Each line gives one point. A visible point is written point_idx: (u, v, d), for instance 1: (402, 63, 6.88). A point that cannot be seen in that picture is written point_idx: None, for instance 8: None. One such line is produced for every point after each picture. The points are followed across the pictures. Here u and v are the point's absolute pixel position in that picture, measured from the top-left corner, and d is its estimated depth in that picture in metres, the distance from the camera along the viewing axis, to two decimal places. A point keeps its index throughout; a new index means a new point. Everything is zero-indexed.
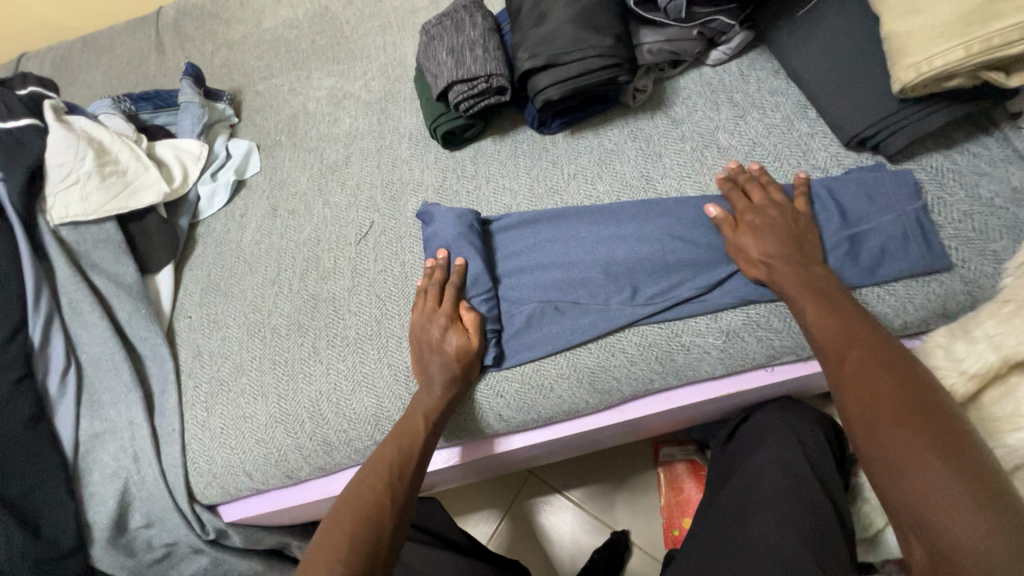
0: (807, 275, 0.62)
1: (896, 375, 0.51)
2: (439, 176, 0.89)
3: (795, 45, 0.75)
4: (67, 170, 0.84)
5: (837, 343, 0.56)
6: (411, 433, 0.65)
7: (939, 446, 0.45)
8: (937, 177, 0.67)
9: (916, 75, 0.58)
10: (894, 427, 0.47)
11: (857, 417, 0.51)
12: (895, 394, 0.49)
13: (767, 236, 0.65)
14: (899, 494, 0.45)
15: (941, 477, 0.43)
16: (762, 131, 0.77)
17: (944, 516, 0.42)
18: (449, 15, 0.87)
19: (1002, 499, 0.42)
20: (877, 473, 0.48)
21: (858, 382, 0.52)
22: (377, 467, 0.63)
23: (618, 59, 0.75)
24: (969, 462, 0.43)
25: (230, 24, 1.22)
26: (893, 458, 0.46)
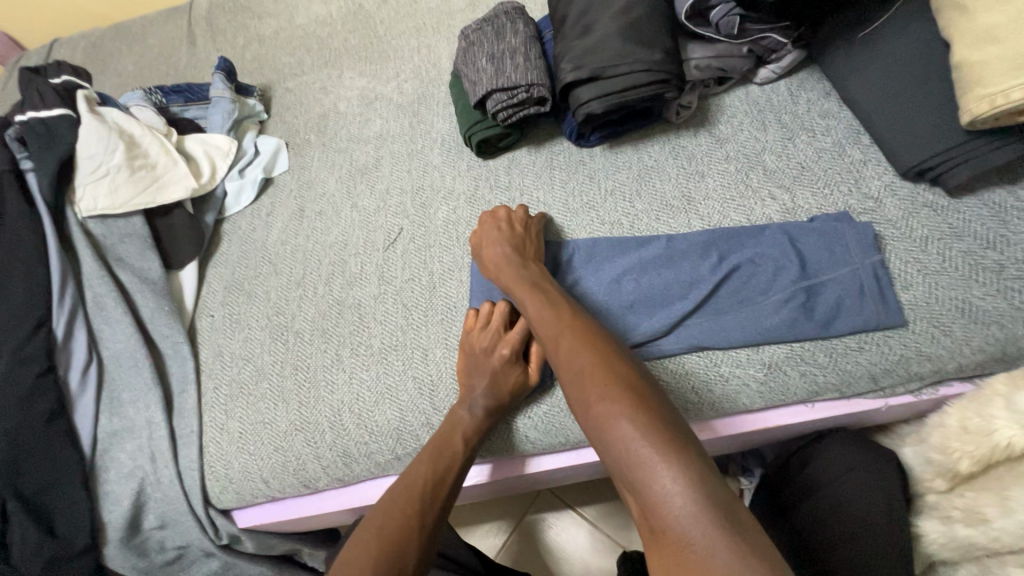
0: (525, 270, 0.69)
1: (596, 352, 0.56)
2: (471, 185, 0.87)
3: (851, 68, 0.72)
4: (98, 163, 0.83)
5: (549, 328, 0.61)
6: (448, 461, 0.64)
7: (637, 419, 0.48)
8: (999, 215, 0.64)
9: (990, 108, 0.55)
10: (603, 402, 0.51)
11: (573, 398, 0.55)
12: (592, 372, 0.54)
13: (496, 245, 0.72)
14: (619, 465, 0.48)
15: (643, 447, 0.46)
16: (811, 155, 0.74)
17: (650, 477, 0.45)
18: (490, 21, 0.85)
19: (710, 476, 0.45)
20: (599, 444, 0.51)
21: (565, 367, 0.57)
22: (391, 501, 0.60)
23: (666, 75, 0.72)
24: (680, 441, 0.47)
25: (263, 18, 1.21)
26: (604, 431, 0.50)
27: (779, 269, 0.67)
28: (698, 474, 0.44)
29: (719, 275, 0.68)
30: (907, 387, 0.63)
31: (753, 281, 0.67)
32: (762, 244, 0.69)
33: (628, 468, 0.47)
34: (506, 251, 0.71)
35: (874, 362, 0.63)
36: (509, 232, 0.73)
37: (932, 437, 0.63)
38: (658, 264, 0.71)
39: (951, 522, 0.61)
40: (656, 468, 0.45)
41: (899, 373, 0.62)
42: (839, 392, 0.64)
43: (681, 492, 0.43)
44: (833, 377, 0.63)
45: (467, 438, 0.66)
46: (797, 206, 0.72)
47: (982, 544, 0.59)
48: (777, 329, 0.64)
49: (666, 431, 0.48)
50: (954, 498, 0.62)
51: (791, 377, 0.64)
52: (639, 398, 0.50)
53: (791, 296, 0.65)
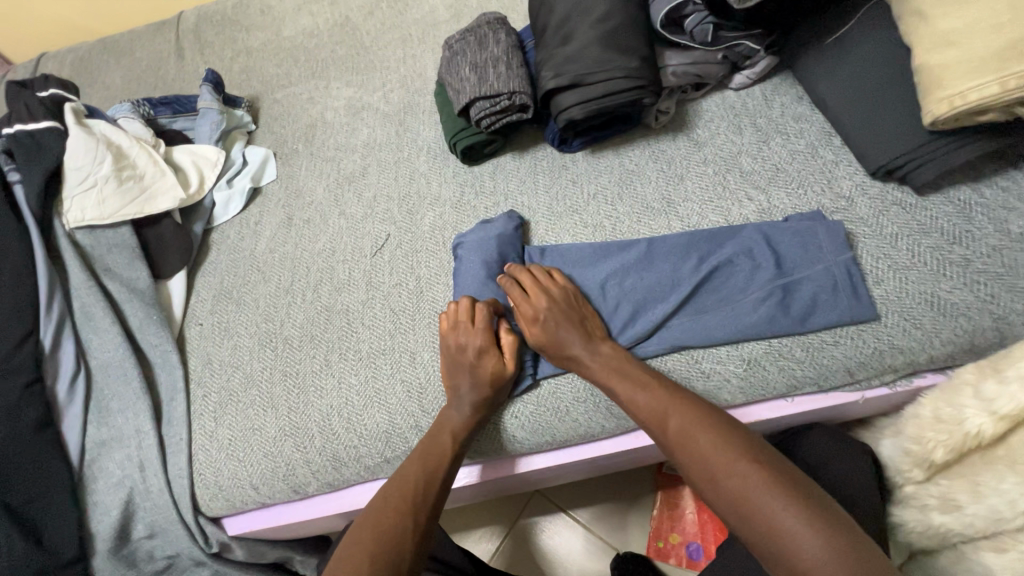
0: (592, 325, 0.68)
1: (711, 428, 0.56)
2: (456, 191, 0.89)
3: (822, 72, 0.75)
4: (86, 174, 0.84)
5: (651, 408, 0.60)
6: (437, 460, 0.65)
7: (768, 487, 0.49)
8: (964, 211, 0.66)
9: (950, 109, 0.57)
10: (737, 480, 0.51)
11: (699, 480, 0.54)
12: (716, 451, 0.54)
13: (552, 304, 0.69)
14: (759, 538, 0.48)
15: (784, 517, 0.47)
16: (785, 157, 0.76)
17: (802, 550, 0.45)
18: (472, 31, 0.87)
19: (862, 543, 0.45)
20: (739, 525, 0.50)
21: (676, 439, 0.57)
22: (381, 505, 0.61)
23: (643, 82, 0.74)
24: (819, 509, 0.47)
25: (251, 31, 1.22)
26: (745, 509, 0.49)
27: (757, 268, 0.68)
28: (847, 538, 0.45)
29: (699, 275, 0.69)
30: (882, 379, 0.65)
31: (733, 280, 0.69)
32: (740, 242, 0.71)
33: (778, 547, 0.47)
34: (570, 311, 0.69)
35: (849, 356, 0.64)
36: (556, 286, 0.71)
37: (908, 429, 0.64)
38: (640, 265, 0.73)
39: (927, 510, 0.63)
40: (810, 539, 0.45)
41: (873, 366, 0.64)
42: (817, 386, 0.66)
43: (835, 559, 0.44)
44: (810, 371, 0.65)
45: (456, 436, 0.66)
46: (773, 206, 0.74)
47: (957, 530, 0.60)
48: (756, 326, 0.66)
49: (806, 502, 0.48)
50: (930, 487, 0.63)
51: (770, 372, 0.66)
52: (763, 467, 0.51)
53: (769, 294, 0.66)
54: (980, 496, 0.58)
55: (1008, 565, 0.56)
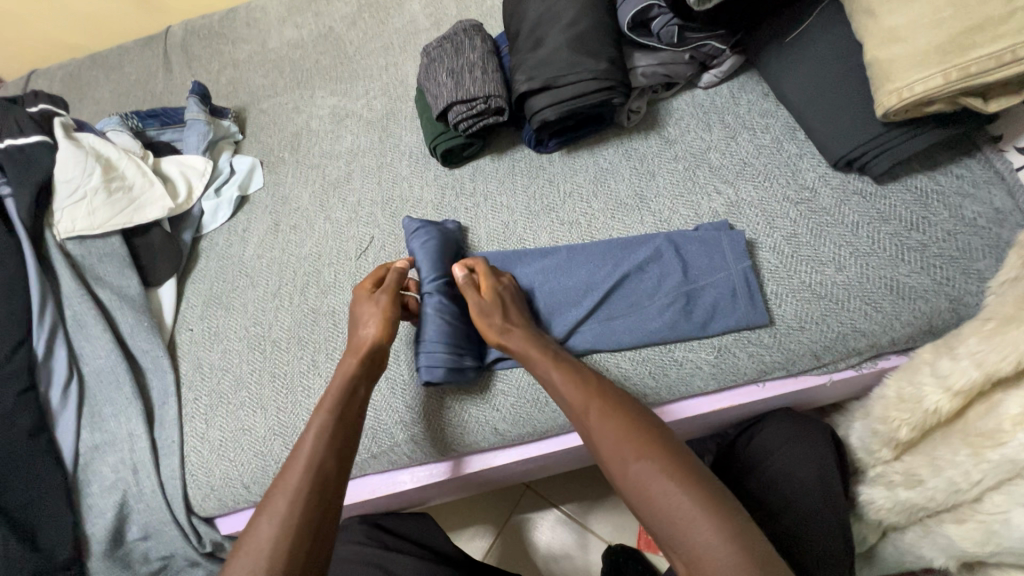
0: (517, 320, 0.70)
1: (625, 419, 0.58)
2: (438, 193, 0.91)
3: (783, 68, 0.78)
4: (75, 186, 0.86)
5: (574, 397, 0.61)
6: (337, 437, 0.63)
7: (673, 477, 0.51)
8: (921, 199, 0.69)
9: (899, 101, 0.60)
10: (644, 469, 0.53)
11: (610, 466, 0.56)
12: (626, 441, 0.56)
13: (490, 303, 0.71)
14: (662, 525, 0.50)
15: (687, 507, 0.49)
16: (752, 152, 0.79)
17: (694, 538, 0.48)
18: (449, 38, 0.90)
19: (753, 531, 0.48)
20: (643, 510, 0.52)
21: (594, 427, 0.58)
22: (273, 489, 0.58)
23: (612, 82, 0.77)
24: (718, 499, 0.50)
25: (237, 43, 1.25)
26: (648, 498, 0.52)
27: (722, 259, 0.71)
28: (737, 528, 0.47)
29: (612, 281, 0.72)
30: (848, 362, 0.68)
31: (702, 271, 0.71)
32: (708, 234, 0.73)
33: (674, 532, 0.49)
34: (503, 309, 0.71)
35: (815, 340, 0.67)
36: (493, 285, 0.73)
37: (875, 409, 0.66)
38: (612, 260, 0.75)
39: (894, 487, 0.65)
40: (703, 529, 0.48)
41: (838, 349, 0.67)
42: (786, 370, 0.68)
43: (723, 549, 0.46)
44: (778, 356, 0.68)
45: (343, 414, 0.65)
46: (741, 199, 0.76)
47: (922, 504, 0.62)
48: (723, 315, 0.68)
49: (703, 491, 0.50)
50: (897, 464, 0.66)
51: (740, 358, 0.68)
52: (671, 457, 0.53)
53: (735, 284, 0.69)
54: (938, 470, 0.60)
55: (968, 535, 0.59)
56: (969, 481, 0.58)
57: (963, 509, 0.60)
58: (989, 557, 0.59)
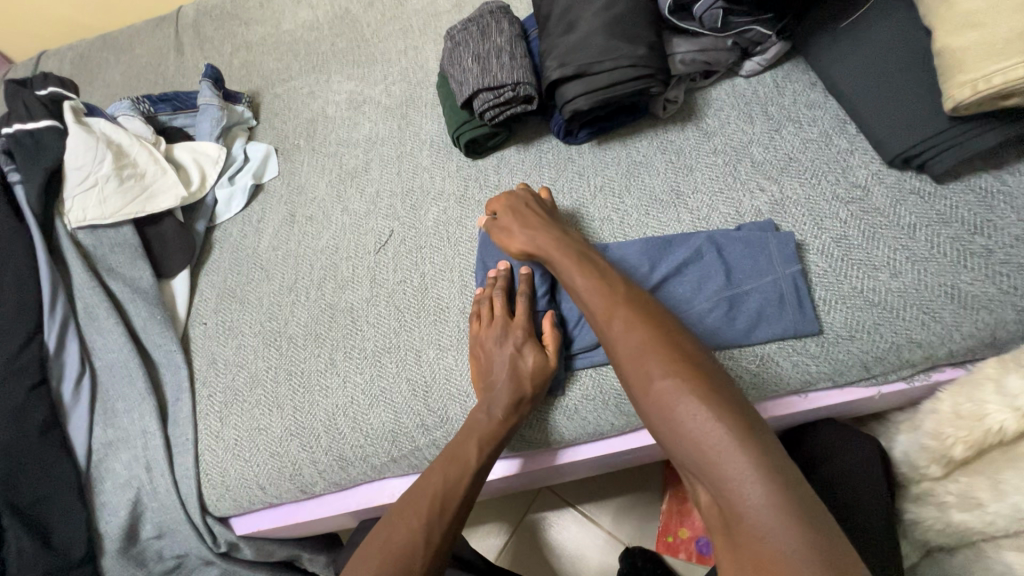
0: (566, 241, 0.68)
1: (651, 332, 0.55)
2: (461, 185, 0.87)
3: (835, 57, 0.72)
4: (86, 173, 0.83)
5: (599, 307, 0.60)
6: (461, 465, 0.63)
7: (702, 399, 0.48)
8: (985, 200, 0.64)
9: (972, 93, 0.55)
10: (668, 381, 0.51)
11: (631, 378, 0.54)
12: (651, 353, 0.53)
13: (519, 221, 0.72)
14: (682, 443, 0.48)
15: (714, 432, 0.46)
16: (798, 146, 0.74)
17: (712, 448, 0.46)
18: (475, 21, 0.85)
19: (788, 465, 0.44)
20: (658, 421, 0.51)
21: (619, 341, 0.56)
22: (403, 509, 0.60)
23: (651, 70, 0.72)
24: (751, 429, 0.46)
25: (250, 24, 1.21)
26: (667, 410, 0.50)
27: (767, 263, 0.66)
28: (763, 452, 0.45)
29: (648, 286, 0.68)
30: (900, 374, 0.64)
31: (745, 275, 0.67)
32: (751, 238, 0.68)
33: (691, 444, 0.47)
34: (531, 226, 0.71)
35: (865, 350, 0.63)
36: (520, 205, 0.74)
37: (926, 424, 0.62)
38: (649, 261, 0.70)
39: (945, 508, 0.61)
40: (725, 445, 0.45)
41: (890, 360, 0.63)
42: (832, 381, 0.64)
43: (748, 471, 0.44)
44: (825, 366, 0.64)
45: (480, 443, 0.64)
46: (786, 197, 0.72)
47: (977, 528, 0.59)
48: (768, 323, 0.64)
49: (731, 410, 0.48)
50: (948, 483, 0.62)
51: (784, 367, 0.64)
52: (703, 381, 0.50)
53: (781, 290, 0.65)
54: (1001, 495, 0.57)
55: None
56: None
57: None
58: None
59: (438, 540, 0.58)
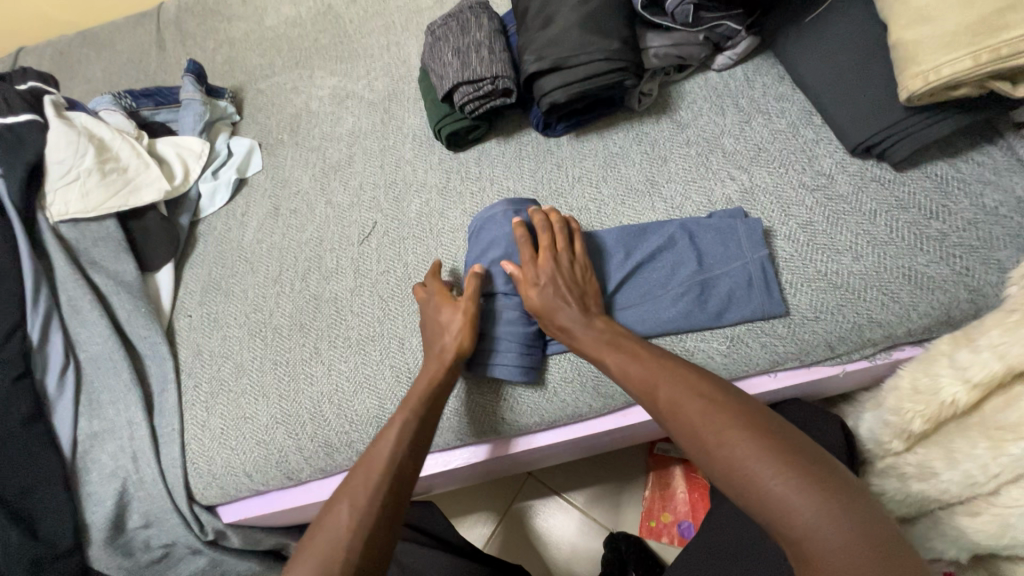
0: (602, 326, 0.65)
1: (702, 396, 0.53)
2: (443, 177, 0.89)
3: (802, 51, 0.75)
4: (68, 167, 0.83)
5: (643, 380, 0.58)
6: (389, 442, 0.61)
7: (766, 458, 0.46)
8: (941, 186, 0.68)
9: (924, 84, 0.58)
10: (729, 445, 0.49)
11: (690, 448, 0.52)
12: (705, 417, 0.51)
13: (552, 295, 0.66)
14: (758, 509, 0.46)
15: (785, 491, 0.44)
16: (767, 137, 0.77)
17: (791, 510, 0.44)
18: (454, 16, 0.87)
19: (861, 503, 0.43)
20: (729, 490, 0.49)
21: (670, 411, 0.54)
22: (337, 492, 0.58)
23: (625, 63, 0.74)
24: (826, 478, 0.45)
25: (232, 20, 1.21)
26: (735, 477, 0.47)
27: (736, 248, 0.69)
28: (841, 498, 0.44)
29: (622, 273, 0.70)
30: (862, 352, 0.67)
31: (718, 260, 0.69)
32: (723, 224, 0.71)
33: (769, 511, 0.45)
34: (565, 301, 0.66)
35: (830, 330, 0.66)
36: (555, 275, 0.67)
37: (887, 400, 0.65)
38: (620, 250, 0.72)
39: (905, 479, 0.64)
40: (799, 503, 0.44)
41: (853, 340, 0.66)
42: (799, 361, 0.67)
43: (829, 524, 0.42)
44: (792, 347, 0.66)
45: (405, 421, 0.62)
46: (756, 185, 0.74)
47: (934, 496, 0.62)
48: (738, 305, 0.67)
49: (799, 461, 0.46)
50: (908, 456, 0.65)
51: (753, 348, 0.67)
52: (760, 431, 0.49)
53: (751, 272, 0.67)
54: (955, 463, 0.60)
55: (982, 528, 0.58)
56: (986, 473, 0.57)
57: (979, 502, 0.60)
58: (1002, 550, 0.58)
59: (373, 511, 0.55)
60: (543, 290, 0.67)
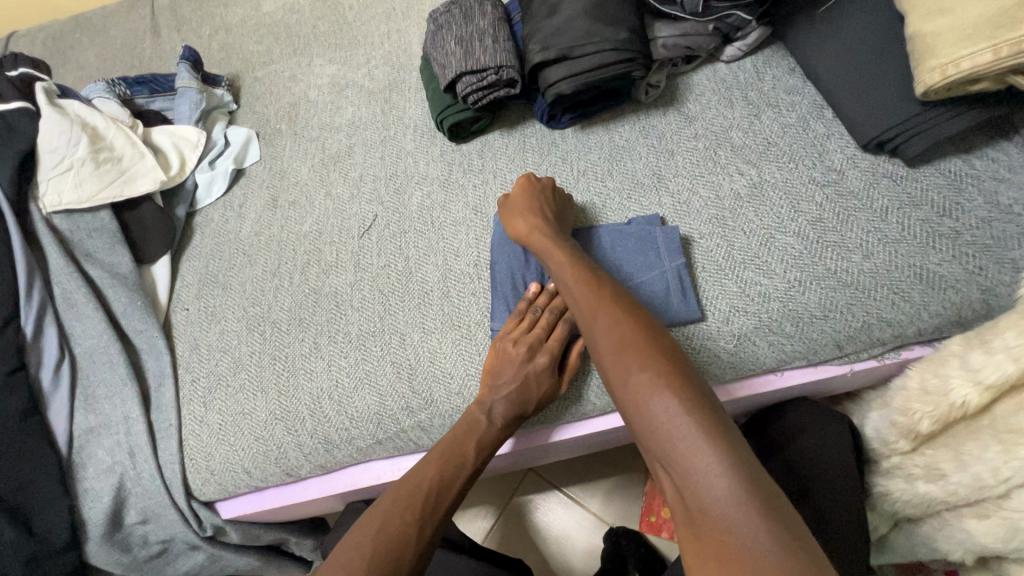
0: (563, 249, 0.68)
1: (635, 333, 0.56)
2: (445, 169, 0.87)
3: (814, 44, 0.74)
4: (60, 156, 0.81)
5: (585, 310, 0.61)
6: (456, 464, 0.63)
7: (678, 404, 0.49)
8: (955, 183, 0.66)
9: (942, 78, 0.57)
10: (650, 387, 0.51)
11: (614, 382, 0.55)
12: (635, 354, 0.54)
13: (535, 233, 0.70)
14: (659, 448, 0.49)
15: (691, 436, 0.47)
16: (777, 131, 0.75)
17: (691, 457, 0.46)
18: (457, 3, 0.84)
19: (751, 461, 0.45)
20: (637, 425, 0.51)
21: (602, 340, 0.57)
22: (406, 491, 0.60)
23: (632, 54, 0.73)
24: (723, 432, 0.47)
25: (228, 6, 1.18)
26: (646, 416, 0.50)
27: (655, 257, 0.70)
28: (734, 451, 0.46)
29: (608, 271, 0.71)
30: (870, 352, 0.66)
31: (709, 261, 0.70)
32: (711, 225, 0.72)
33: (670, 452, 0.47)
34: (541, 233, 0.70)
35: (839, 329, 0.65)
36: (546, 222, 0.71)
37: (895, 401, 0.64)
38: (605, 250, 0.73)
39: (912, 480, 0.64)
40: (699, 451, 0.46)
41: (862, 339, 0.65)
42: (807, 359, 0.66)
43: (720, 476, 0.44)
44: (800, 345, 0.65)
45: (479, 448, 0.65)
46: (765, 180, 0.73)
47: (941, 498, 0.61)
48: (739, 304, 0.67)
49: (703, 411, 0.48)
50: (915, 457, 0.64)
51: (760, 346, 0.66)
52: (675, 377, 0.51)
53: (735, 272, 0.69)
54: (964, 465, 0.59)
55: (991, 531, 0.58)
56: (996, 477, 0.57)
57: (987, 505, 0.59)
58: (1010, 553, 0.58)
59: (425, 532, 0.58)
60: (528, 230, 0.70)
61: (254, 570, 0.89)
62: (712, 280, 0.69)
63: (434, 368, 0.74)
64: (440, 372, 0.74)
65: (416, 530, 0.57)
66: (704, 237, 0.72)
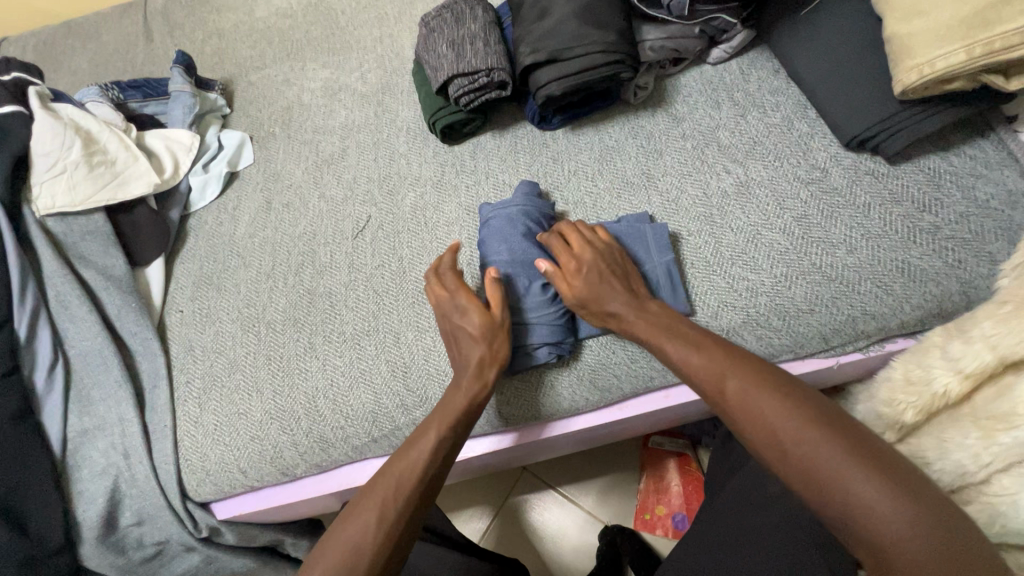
0: (645, 307, 0.65)
1: (770, 390, 0.53)
2: (437, 171, 0.88)
3: (797, 46, 0.76)
4: (54, 159, 0.81)
5: (708, 373, 0.57)
6: (412, 461, 0.60)
7: (854, 467, 0.47)
8: (934, 180, 0.68)
9: (918, 77, 0.58)
10: (812, 451, 0.49)
11: (764, 448, 0.52)
12: (780, 418, 0.51)
13: (594, 282, 0.66)
14: (839, 517, 0.47)
15: (877, 504, 0.45)
16: (763, 130, 0.77)
17: (880, 523, 0.44)
18: (449, 7, 0.86)
19: (946, 512, 0.44)
20: (806, 494, 0.49)
21: (737, 405, 0.54)
22: (363, 495, 0.59)
23: (621, 55, 0.74)
24: (908, 487, 0.45)
25: (221, 11, 1.19)
26: (815, 481, 0.48)
27: (645, 252, 0.71)
28: (928, 505, 0.44)
29: None
30: (855, 345, 0.67)
31: (697, 256, 0.72)
32: (699, 222, 0.74)
33: (853, 522, 0.46)
34: (609, 286, 0.66)
35: (824, 323, 0.66)
36: (595, 262, 0.67)
37: (880, 392, 0.66)
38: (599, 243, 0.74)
39: None
40: (890, 516, 0.44)
41: (847, 332, 0.66)
42: (794, 353, 0.68)
43: (923, 540, 0.43)
44: (787, 339, 0.67)
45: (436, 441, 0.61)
46: (751, 178, 0.75)
47: None
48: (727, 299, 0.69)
49: (883, 467, 0.46)
50: (900, 446, 0.65)
51: (748, 340, 0.68)
52: (836, 434, 0.49)
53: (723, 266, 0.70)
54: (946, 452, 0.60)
55: None
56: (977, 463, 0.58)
57: None
58: None
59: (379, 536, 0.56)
60: (583, 279, 0.66)
61: (250, 571, 0.89)
62: (701, 276, 0.71)
63: (428, 366, 0.75)
64: (434, 369, 0.74)
65: (364, 538, 0.56)
66: (692, 234, 0.73)
